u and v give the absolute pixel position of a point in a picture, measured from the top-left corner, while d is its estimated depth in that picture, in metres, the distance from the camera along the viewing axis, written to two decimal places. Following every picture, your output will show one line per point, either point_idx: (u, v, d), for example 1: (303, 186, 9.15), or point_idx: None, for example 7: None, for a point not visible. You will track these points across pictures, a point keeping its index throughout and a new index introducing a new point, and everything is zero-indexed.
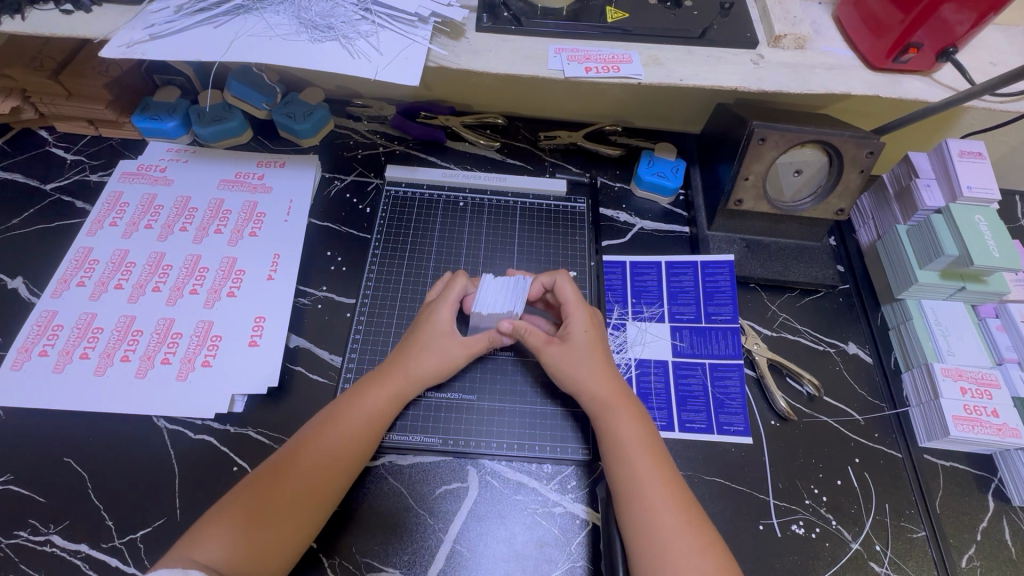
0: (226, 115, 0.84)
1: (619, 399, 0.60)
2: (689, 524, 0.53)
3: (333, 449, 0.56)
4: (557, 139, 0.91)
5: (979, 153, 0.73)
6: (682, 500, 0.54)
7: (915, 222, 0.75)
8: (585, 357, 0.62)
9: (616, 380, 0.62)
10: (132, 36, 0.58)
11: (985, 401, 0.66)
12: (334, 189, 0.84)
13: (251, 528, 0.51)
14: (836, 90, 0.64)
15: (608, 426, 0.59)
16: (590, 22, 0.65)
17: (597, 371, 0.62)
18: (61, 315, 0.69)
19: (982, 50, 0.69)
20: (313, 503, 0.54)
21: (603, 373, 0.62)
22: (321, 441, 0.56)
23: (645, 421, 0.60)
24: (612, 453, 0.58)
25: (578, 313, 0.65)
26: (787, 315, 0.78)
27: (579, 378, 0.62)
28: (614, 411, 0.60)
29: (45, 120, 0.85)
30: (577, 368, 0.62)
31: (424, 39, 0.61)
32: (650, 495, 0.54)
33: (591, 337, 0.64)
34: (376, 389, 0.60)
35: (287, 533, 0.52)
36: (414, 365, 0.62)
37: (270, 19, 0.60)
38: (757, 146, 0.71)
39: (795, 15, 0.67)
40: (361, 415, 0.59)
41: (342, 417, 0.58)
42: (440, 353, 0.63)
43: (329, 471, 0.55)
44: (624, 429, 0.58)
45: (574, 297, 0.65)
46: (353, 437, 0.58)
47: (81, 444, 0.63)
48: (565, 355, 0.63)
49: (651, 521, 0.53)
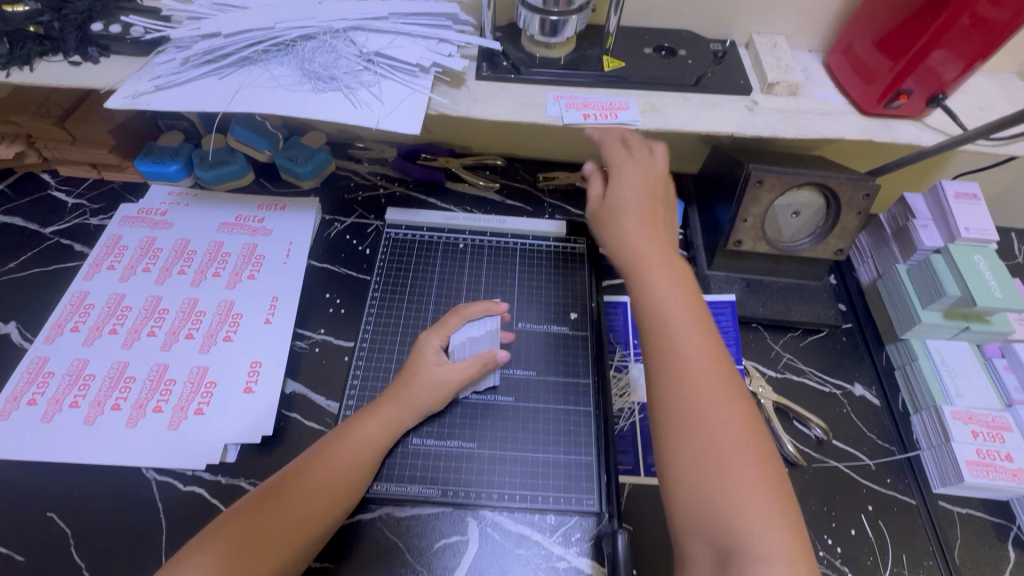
0: (229, 158, 0.85)
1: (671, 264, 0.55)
2: (765, 487, 0.45)
3: (325, 475, 0.55)
4: (555, 180, 0.92)
5: (975, 195, 0.74)
6: (766, 462, 0.46)
7: (915, 261, 0.75)
8: (643, 248, 0.56)
9: (667, 247, 0.57)
10: (138, 87, 0.59)
11: (998, 445, 0.64)
12: (334, 231, 0.85)
13: (236, 556, 0.48)
14: (831, 135, 0.65)
15: (670, 325, 0.51)
16: (587, 71, 0.67)
17: (657, 263, 0.55)
18: (53, 362, 0.68)
19: (970, 96, 0.71)
20: (302, 531, 0.52)
21: (667, 270, 0.55)
22: (314, 467, 0.55)
23: (727, 367, 0.50)
24: (675, 379, 0.49)
25: (633, 186, 0.59)
26: (791, 355, 0.77)
27: (641, 251, 0.56)
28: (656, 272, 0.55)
29: (49, 164, 0.86)
30: (633, 236, 0.57)
31: (425, 88, 0.62)
32: (727, 458, 0.45)
33: (643, 193, 0.59)
34: (372, 415, 0.61)
35: (277, 554, 0.50)
36: (400, 398, 0.62)
37: (274, 70, 0.61)
38: (754, 188, 0.72)
39: (786, 63, 0.69)
40: (357, 443, 0.58)
41: (335, 444, 0.58)
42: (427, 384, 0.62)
43: (319, 497, 0.54)
44: (693, 365, 0.49)
45: (635, 181, 0.60)
46: (349, 466, 0.57)
47: (66, 497, 0.60)
48: (622, 180, 0.60)
49: (725, 487, 0.44)
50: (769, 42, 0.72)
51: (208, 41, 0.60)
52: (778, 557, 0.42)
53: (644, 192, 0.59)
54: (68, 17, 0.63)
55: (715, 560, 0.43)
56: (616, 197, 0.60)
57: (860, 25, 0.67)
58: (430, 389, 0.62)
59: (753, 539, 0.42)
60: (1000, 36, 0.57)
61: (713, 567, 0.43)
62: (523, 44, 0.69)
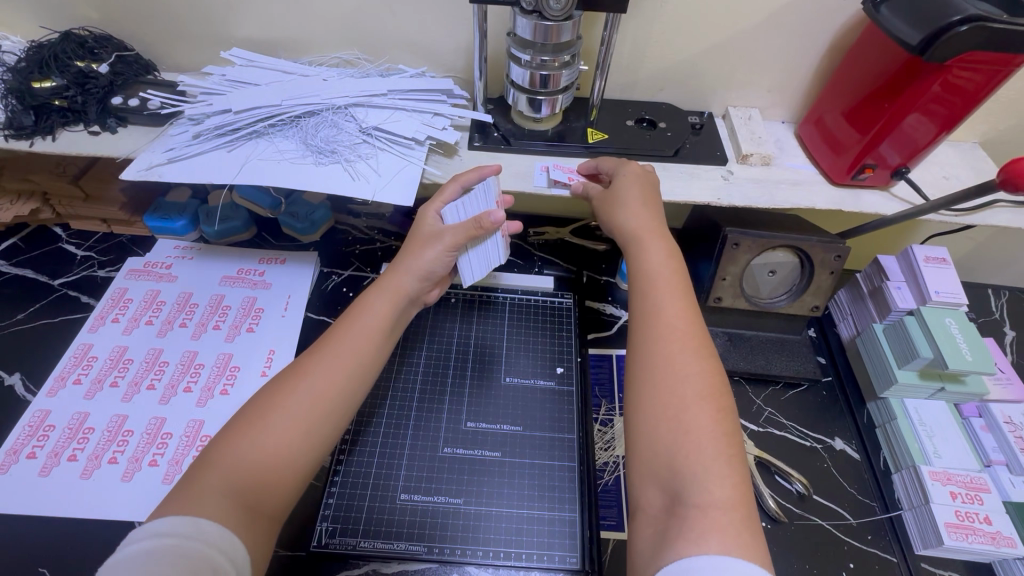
0: (232, 214, 0.89)
1: (658, 242, 0.61)
2: (716, 439, 0.49)
3: (331, 372, 0.56)
4: (545, 235, 0.96)
5: (943, 258, 0.77)
6: (721, 419, 0.50)
7: (890, 321, 0.78)
8: (642, 232, 0.62)
9: (657, 221, 0.63)
10: (152, 159, 0.64)
11: (976, 506, 0.66)
12: (331, 283, 0.88)
13: (247, 445, 0.50)
14: (802, 204, 0.69)
15: (653, 299, 0.57)
16: (573, 142, 0.72)
17: (652, 246, 0.61)
18: (54, 415, 0.70)
19: (934, 166, 0.75)
20: (313, 422, 0.53)
21: (659, 253, 0.60)
22: (318, 362, 0.56)
23: (702, 337, 0.55)
24: (648, 345, 0.55)
25: (632, 186, 0.64)
26: (773, 410, 0.79)
27: (637, 226, 0.62)
28: (648, 246, 0.61)
29: (62, 218, 0.90)
30: (633, 220, 0.62)
31: (420, 160, 0.66)
32: (686, 413, 0.50)
33: (637, 182, 0.64)
34: (367, 312, 0.61)
35: (281, 452, 0.51)
36: (404, 280, 0.63)
37: (279, 143, 0.65)
38: (732, 250, 0.75)
39: (760, 135, 0.74)
40: (360, 337, 0.59)
41: (333, 344, 0.58)
42: (427, 263, 0.64)
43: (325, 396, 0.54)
44: (664, 337, 0.55)
45: (632, 173, 0.65)
46: (340, 371, 0.56)
47: (58, 552, 0.61)
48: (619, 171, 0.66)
49: (680, 437, 0.49)
50: (744, 114, 0.77)
51: (219, 117, 0.65)
52: (721, 503, 0.45)
53: (636, 186, 0.64)
54: (90, 91, 0.68)
55: (667, 503, 0.47)
56: (616, 189, 0.65)
57: (830, 100, 0.72)
58: (427, 262, 0.64)
59: (697, 484, 0.46)
60: (957, 113, 0.61)
61: (662, 510, 0.47)
62: (513, 116, 0.74)
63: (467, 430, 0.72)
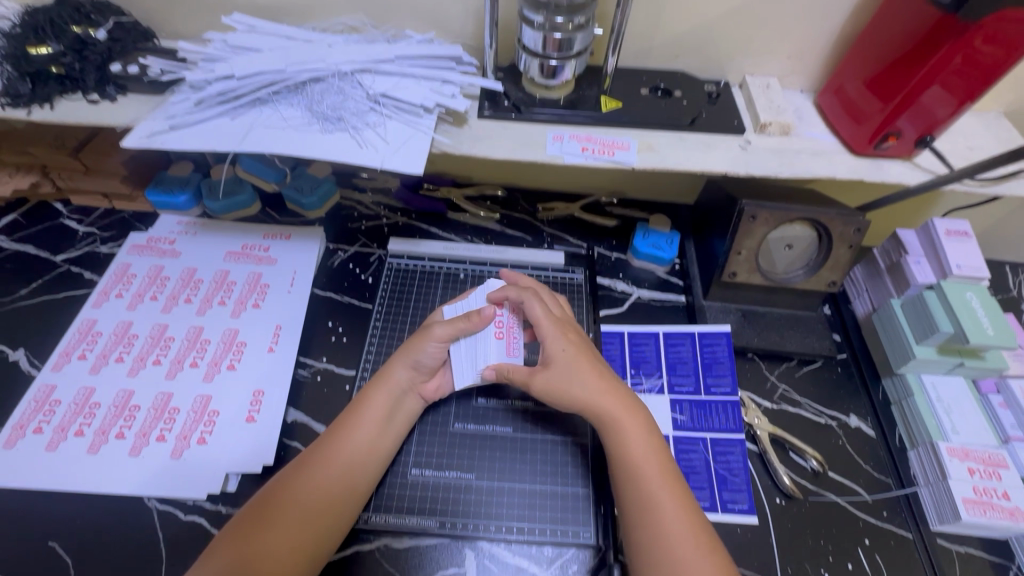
0: (236, 189, 0.87)
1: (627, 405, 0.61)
2: None
3: (325, 476, 0.58)
4: (554, 211, 0.94)
5: (965, 232, 0.76)
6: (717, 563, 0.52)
7: (908, 296, 0.76)
8: (618, 406, 0.61)
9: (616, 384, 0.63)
10: (153, 127, 0.62)
11: (994, 482, 0.65)
12: (338, 259, 0.86)
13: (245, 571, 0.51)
14: (822, 174, 0.67)
15: (636, 471, 0.57)
16: (586, 111, 0.69)
17: (631, 428, 0.59)
18: (60, 390, 0.69)
19: (958, 136, 0.73)
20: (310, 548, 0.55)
21: (639, 435, 0.59)
22: (310, 471, 0.58)
23: (676, 479, 0.58)
24: (641, 516, 0.55)
25: (549, 326, 0.65)
26: (787, 387, 0.78)
27: (609, 405, 0.60)
28: (627, 417, 0.60)
29: (62, 193, 0.88)
30: (605, 408, 0.60)
31: (429, 128, 0.64)
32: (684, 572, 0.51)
33: (573, 347, 0.64)
34: (356, 431, 0.61)
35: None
36: (396, 372, 0.65)
37: (284, 111, 0.64)
38: (748, 224, 0.74)
39: (778, 104, 0.72)
40: (354, 445, 0.61)
41: (320, 473, 0.58)
42: (420, 352, 0.65)
43: (320, 499, 0.57)
44: (657, 499, 0.55)
45: (551, 324, 0.65)
46: (332, 499, 0.57)
47: (68, 526, 0.61)
48: (552, 380, 0.63)
49: None
50: (762, 83, 0.75)
51: (221, 83, 0.63)
52: None
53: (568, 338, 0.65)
54: (88, 57, 0.66)
55: None
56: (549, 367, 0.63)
57: (851, 67, 0.69)
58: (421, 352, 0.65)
59: None
60: (976, 90, 0.60)
61: None
62: (524, 84, 0.72)
63: (477, 406, 0.71)
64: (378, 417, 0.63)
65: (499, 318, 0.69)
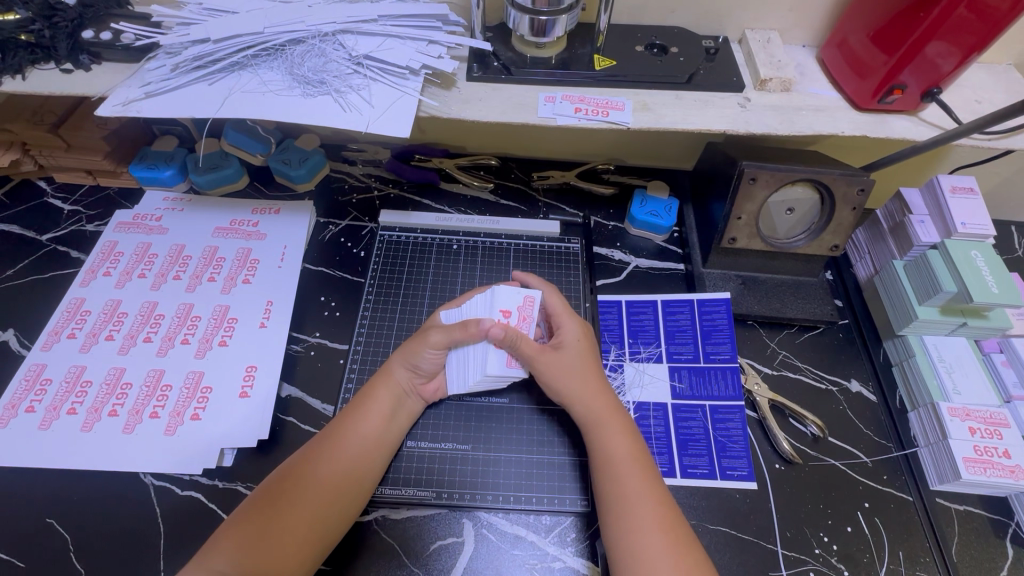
0: (222, 163, 0.85)
1: (613, 415, 0.60)
2: None
3: (333, 470, 0.56)
4: (550, 180, 0.91)
5: (971, 189, 0.73)
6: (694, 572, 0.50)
7: (911, 257, 0.75)
8: (600, 412, 0.60)
9: (608, 398, 0.62)
10: (129, 94, 0.60)
11: (995, 441, 0.64)
12: (329, 234, 0.85)
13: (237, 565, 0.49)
14: (824, 131, 0.65)
15: (614, 475, 0.56)
16: (578, 70, 0.67)
17: (613, 433, 0.59)
18: (50, 369, 0.68)
19: (966, 89, 0.70)
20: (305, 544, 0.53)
21: (621, 438, 0.58)
22: (315, 465, 0.56)
23: (655, 480, 0.56)
24: (614, 517, 0.54)
25: (570, 324, 0.65)
26: (787, 353, 0.77)
27: (595, 412, 0.60)
28: (608, 426, 0.59)
29: (45, 171, 0.87)
30: (590, 409, 0.61)
31: (415, 90, 0.62)
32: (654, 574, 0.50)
33: (582, 347, 0.64)
34: (349, 427, 0.59)
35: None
36: (394, 370, 0.64)
37: (264, 75, 0.61)
38: (748, 186, 0.71)
39: (779, 59, 0.69)
40: (359, 440, 0.59)
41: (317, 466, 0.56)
42: (417, 357, 0.63)
43: (326, 491, 0.55)
44: (632, 498, 0.54)
45: (562, 308, 0.66)
46: (326, 496, 0.55)
47: (64, 503, 0.61)
48: (556, 361, 0.63)
49: None
50: (762, 37, 0.72)
51: (198, 47, 0.60)
52: None
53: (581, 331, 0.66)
54: (58, 24, 0.63)
55: None
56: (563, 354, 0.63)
57: (856, 18, 0.66)
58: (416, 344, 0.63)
59: None
60: (984, 40, 0.57)
61: None
62: (514, 44, 0.69)
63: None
64: (381, 411, 0.61)
65: (506, 327, 0.63)
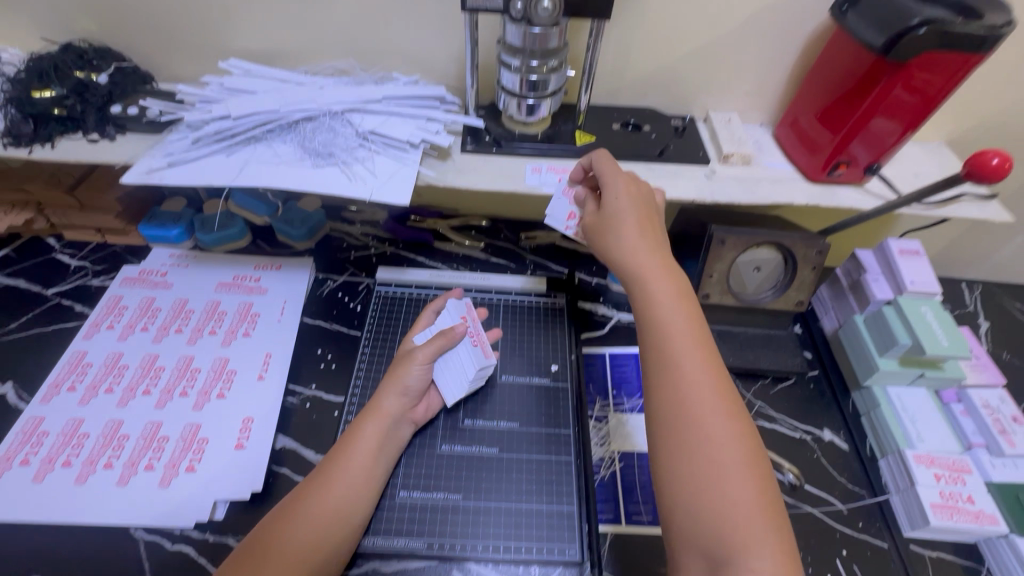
0: (229, 223, 0.90)
1: (665, 271, 0.57)
2: (756, 492, 0.48)
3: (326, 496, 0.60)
4: (536, 239, 0.99)
5: (917, 251, 0.81)
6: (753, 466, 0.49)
7: (869, 312, 0.81)
8: (647, 276, 0.57)
9: (657, 253, 0.58)
10: (152, 163, 0.66)
11: (959, 487, 0.68)
12: (326, 289, 0.89)
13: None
14: (781, 200, 0.72)
15: (668, 358, 0.53)
16: (561, 144, 0.74)
17: (665, 298, 0.55)
18: (47, 422, 0.69)
19: (904, 164, 0.79)
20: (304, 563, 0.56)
21: (674, 310, 0.55)
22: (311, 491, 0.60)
23: (713, 361, 0.53)
24: (662, 405, 0.52)
25: (616, 178, 0.62)
26: (762, 403, 0.81)
27: (639, 266, 0.57)
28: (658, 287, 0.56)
29: (55, 229, 0.91)
30: (634, 265, 0.58)
31: (415, 162, 0.68)
32: (713, 457, 0.49)
33: (630, 200, 0.61)
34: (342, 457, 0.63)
35: None
36: (389, 419, 0.66)
37: (277, 147, 0.68)
38: (717, 247, 0.78)
39: (739, 137, 0.78)
40: (353, 470, 0.62)
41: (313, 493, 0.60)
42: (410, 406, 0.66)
43: (322, 515, 0.59)
44: (693, 386, 0.51)
45: (609, 168, 0.62)
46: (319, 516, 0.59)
47: (52, 559, 0.61)
48: (597, 224, 0.62)
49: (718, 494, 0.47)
50: (724, 117, 0.81)
51: (218, 123, 0.67)
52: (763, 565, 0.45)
53: (632, 193, 0.61)
54: (89, 99, 0.70)
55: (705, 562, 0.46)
56: (609, 214, 0.61)
57: (803, 102, 0.75)
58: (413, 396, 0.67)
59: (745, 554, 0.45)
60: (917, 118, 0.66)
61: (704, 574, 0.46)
62: (504, 122, 0.77)
63: (462, 427, 0.73)
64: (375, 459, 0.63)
65: (470, 326, 0.73)
